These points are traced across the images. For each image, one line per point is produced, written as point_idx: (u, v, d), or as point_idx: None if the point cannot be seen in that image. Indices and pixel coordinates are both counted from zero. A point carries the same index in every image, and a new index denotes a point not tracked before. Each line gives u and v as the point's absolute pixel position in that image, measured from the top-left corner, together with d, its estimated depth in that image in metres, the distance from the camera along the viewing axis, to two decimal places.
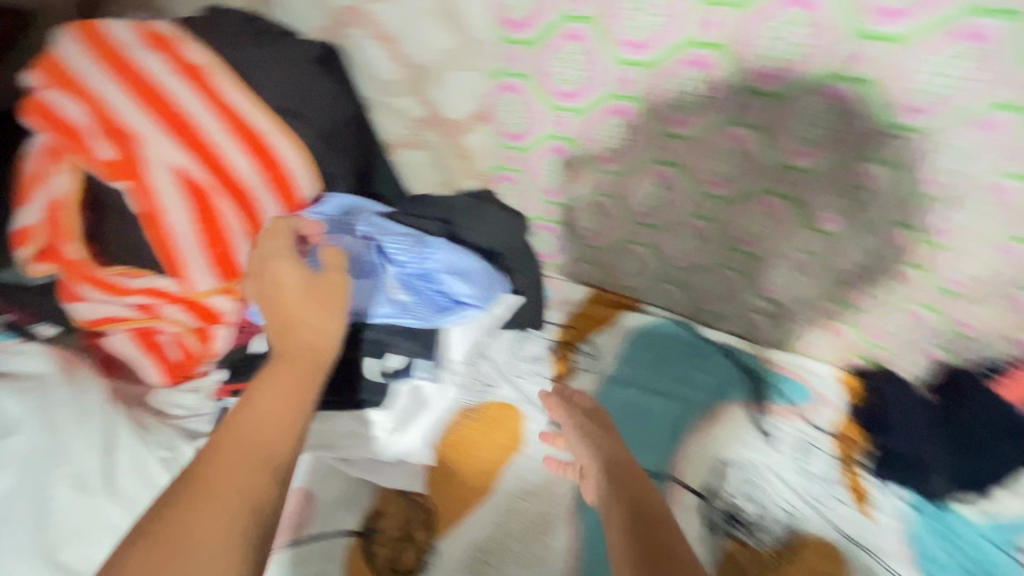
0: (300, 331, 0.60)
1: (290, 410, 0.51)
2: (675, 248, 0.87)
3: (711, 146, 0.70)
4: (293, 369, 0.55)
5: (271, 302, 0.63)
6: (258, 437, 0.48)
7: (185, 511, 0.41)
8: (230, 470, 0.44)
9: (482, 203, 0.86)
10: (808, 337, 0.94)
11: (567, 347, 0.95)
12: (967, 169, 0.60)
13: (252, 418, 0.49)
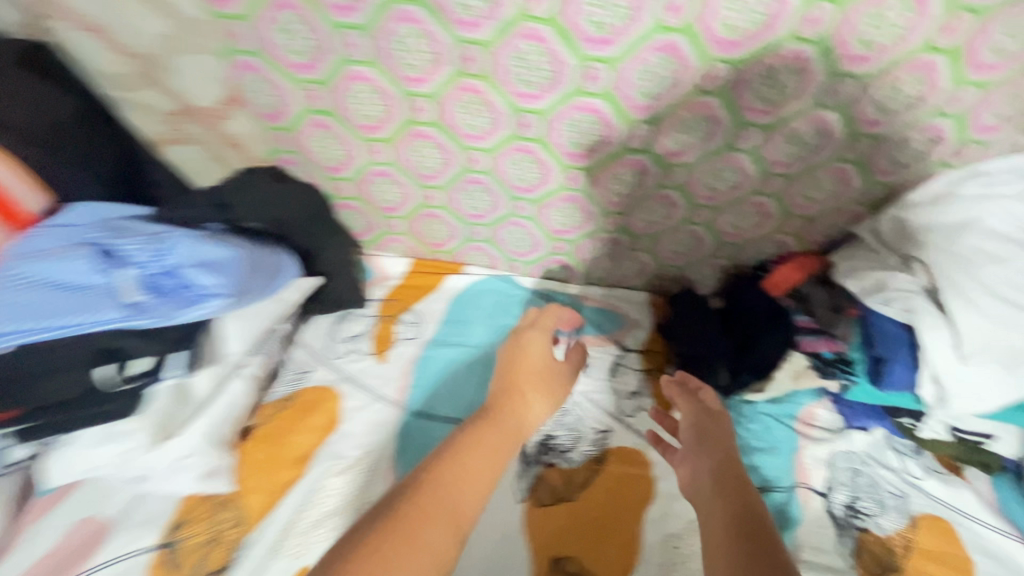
0: (523, 411, 0.66)
1: (488, 466, 0.58)
2: (466, 205, 0.91)
3: (454, 100, 0.74)
4: (499, 431, 0.62)
5: (501, 393, 0.68)
6: (451, 473, 0.55)
7: (402, 537, 0.48)
8: (428, 512, 0.51)
9: (247, 185, 0.82)
10: (612, 269, 1.02)
11: (390, 318, 0.97)
12: (667, 88, 0.68)
13: (479, 461, 0.57)
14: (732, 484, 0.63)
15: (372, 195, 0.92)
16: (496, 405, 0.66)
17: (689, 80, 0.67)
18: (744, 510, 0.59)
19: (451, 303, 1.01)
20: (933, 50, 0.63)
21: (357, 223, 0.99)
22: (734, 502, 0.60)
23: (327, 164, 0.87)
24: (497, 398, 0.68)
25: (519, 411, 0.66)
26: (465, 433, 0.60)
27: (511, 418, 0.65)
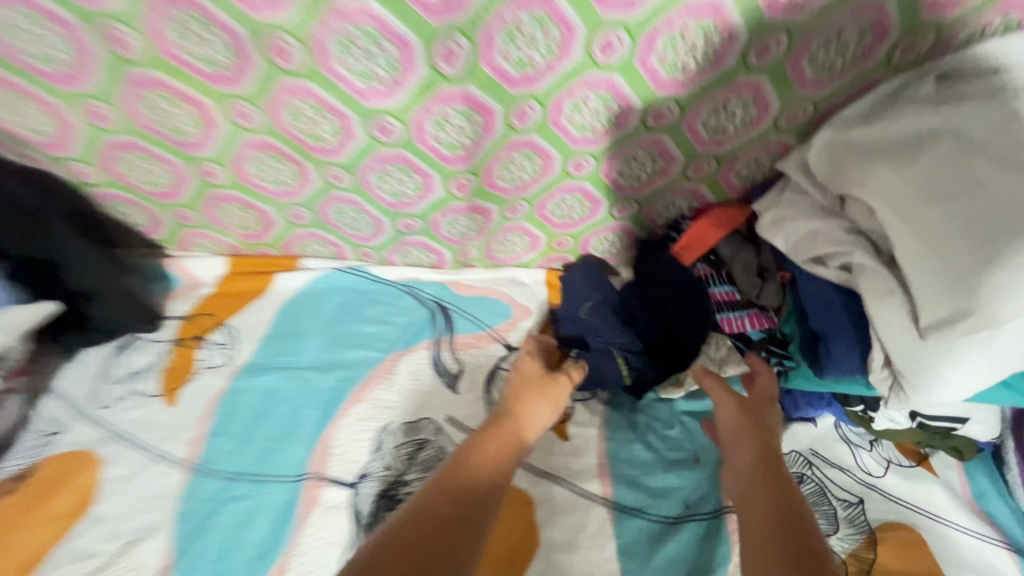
0: (525, 419, 0.63)
1: (494, 474, 0.56)
2: (265, 180, 0.67)
3: (160, 19, 0.48)
4: (502, 438, 0.60)
5: (512, 396, 0.66)
6: (472, 480, 0.53)
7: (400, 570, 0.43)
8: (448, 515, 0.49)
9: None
10: (488, 246, 0.79)
11: (192, 341, 0.73)
12: None
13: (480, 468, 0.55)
14: (777, 485, 0.54)
15: (130, 177, 0.66)
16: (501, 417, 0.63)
17: None
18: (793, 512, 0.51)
19: (280, 312, 0.77)
20: None
21: (136, 217, 0.73)
22: (784, 503, 0.52)
23: (38, 139, 0.60)
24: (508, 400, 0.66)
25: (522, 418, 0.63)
26: (471, 444, 0.58)
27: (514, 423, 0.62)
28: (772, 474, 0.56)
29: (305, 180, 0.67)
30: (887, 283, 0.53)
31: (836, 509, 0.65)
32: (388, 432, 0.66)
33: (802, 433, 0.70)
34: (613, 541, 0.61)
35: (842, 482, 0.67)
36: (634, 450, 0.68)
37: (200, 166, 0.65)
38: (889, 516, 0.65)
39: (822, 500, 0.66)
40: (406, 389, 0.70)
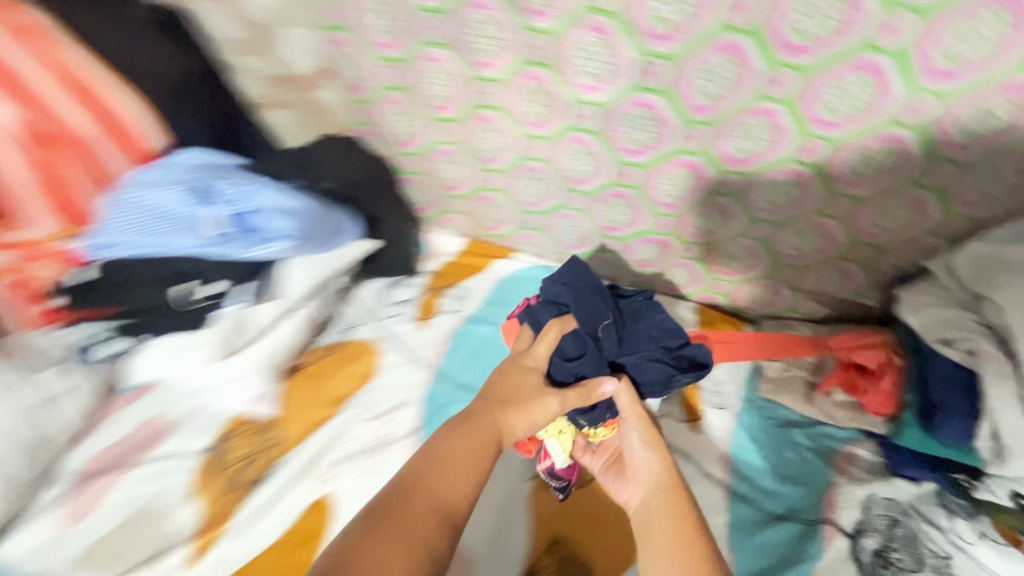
0: (503, 422, 0.64)
1: (469, 470, 0.58)
2: (520, 190, 0.94)
3: (520, 87, 0.77)
4: (483, 431, 0.61)
5: (497, 399, 0.67)
6: (433, 486, 0.54)
7: (373, 537, 0.47)
8: (420, 510, 0.51)
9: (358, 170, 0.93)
10: (659, 275, 1.00)
11: (435, 292, 1.01)
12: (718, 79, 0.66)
13: (453, 476, 0.56)
14: (673, 492, 0.67)
15: (435, 172, 0.98)
16: (477, 413, 0.64)
17: (744, 79, 0.65)
18: (680, 512, 0.64)
19: (496, 286, 1.04)
20: None
21: (419, 198, 1.05)
22: (671, 512, 0.64)
23: (397, 138, 0.93)
24: (476, 408, 0.65)
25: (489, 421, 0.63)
26: (442, 445, 0.59)
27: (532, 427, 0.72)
28: (668, 494, 0.67)
29: (549, 197, 0.93)
30: (1002, 369, 0.67)
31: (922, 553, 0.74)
32: None
33: (906, 486, 0.80)
34: (723, 516, 0.78)
35: (935, 538, 0.76)
36: (745, 455, 0.84)
37: (484, 174, 0.94)
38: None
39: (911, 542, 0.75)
40: None
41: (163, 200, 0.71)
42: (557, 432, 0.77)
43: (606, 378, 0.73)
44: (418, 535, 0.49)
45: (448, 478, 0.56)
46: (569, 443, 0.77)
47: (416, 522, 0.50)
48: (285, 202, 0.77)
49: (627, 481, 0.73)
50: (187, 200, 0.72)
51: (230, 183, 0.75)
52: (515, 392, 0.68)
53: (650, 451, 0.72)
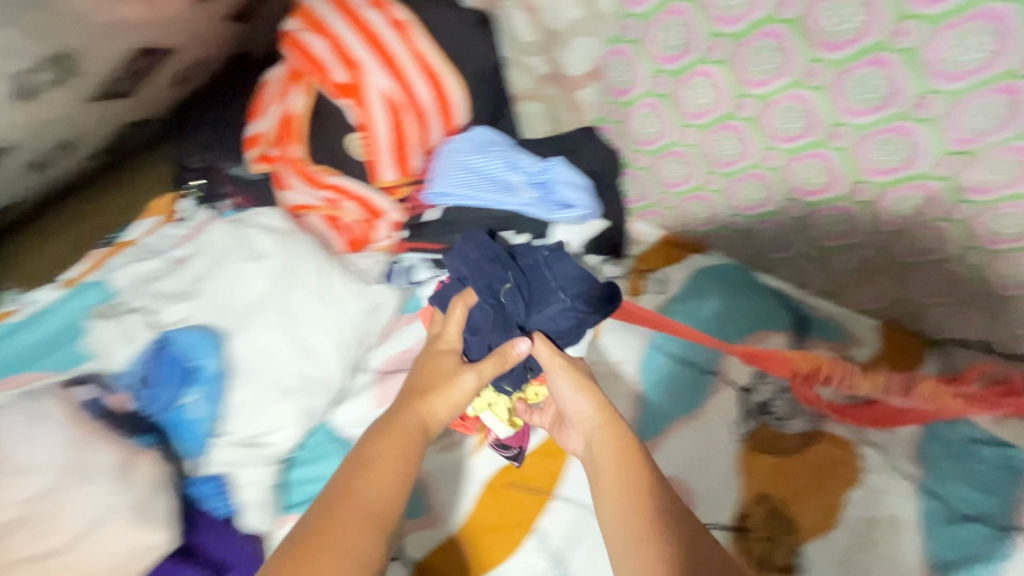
0: (425, 407, 0.69)
1: (396, 479, 0.60)
2: (739, 194, 1.07)
3: (780, 105, 0.89)
4: (410, 428, 0.65)
5: (418, 392, 0.70)
6: (373, 496, 0.57)
7: (312, 548, 0.50)
8: (346, 516, 0.54)
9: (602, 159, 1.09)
10: (853, 287, 1.08)
11: (639, 274, 1.15)
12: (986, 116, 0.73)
13: (374, 480, 0.59)
14: (621, 432, 0.66)
15: (661, 169, 1.12)
16: (400, 413, 0.68)
17: (1017, 116, 0.72)
18: (617, 460, 0.64)
19: (693, 274, 1.16)
20: None
21: (634, 190, 1.19)
22: (613, 455, 0.65)
23: (639, 137, 1.09)
24: (398, 405, 0.69)
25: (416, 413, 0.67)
26: (376, 445, 0.63)
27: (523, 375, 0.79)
28: (613, 434, 0.66)
29: (768, 203, 1.04)
30: None
31: None
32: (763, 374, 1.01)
33: None
34: (916, 505, 0.85)
35: None
36: (938, 458, 0.90)
37: (709, 176, 1.07)
38: None
39: None
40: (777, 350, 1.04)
41: (477, 163, 0.91)
42: (489, 406, 0.80)
43: (520, 339, 0.74)
44: (346, 535, 0.52)
45: (368, 481, 0.58)
46: (503, 412, 0.80)
47: (354, 525, 0.53)
48: (565, 175, 0.89)
49: (570, 429, 0.73)
50: (498, 166, 0.90)
51: (527, 158, 0.91)
52: (432, 378, 0.72)
53: (583, 394, 0.71)
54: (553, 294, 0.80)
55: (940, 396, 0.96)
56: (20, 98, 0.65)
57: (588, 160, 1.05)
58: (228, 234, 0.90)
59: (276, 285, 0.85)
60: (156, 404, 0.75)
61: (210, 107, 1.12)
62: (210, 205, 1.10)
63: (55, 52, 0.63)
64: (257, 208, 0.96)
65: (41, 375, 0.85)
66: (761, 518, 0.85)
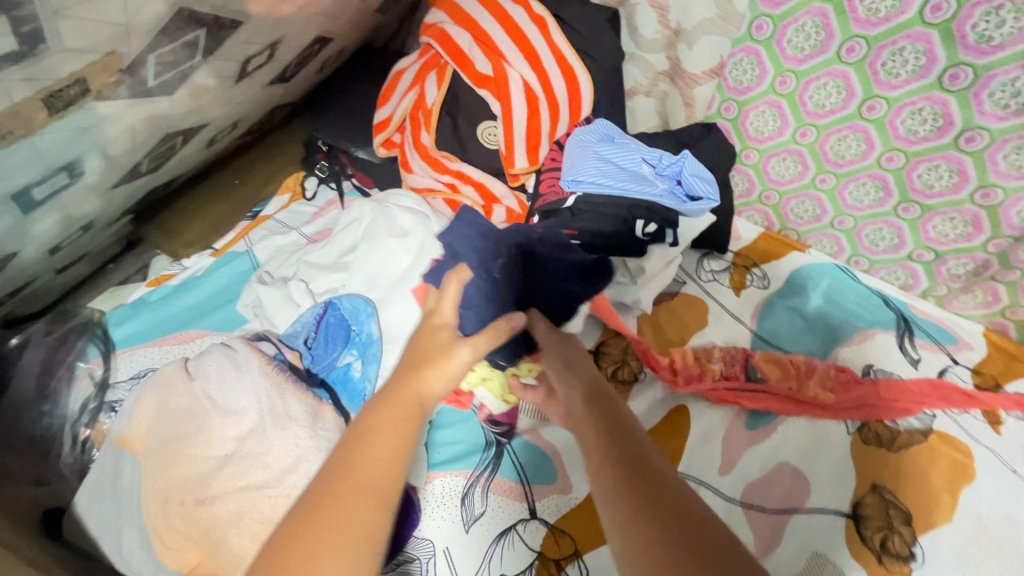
0: (421, 382, 0.61)
1: (396, 451, 0.54)
2: (850, 195, 1.08)
3: (912, 108, 0.91)
4: (402, 397, 0.59)
5: (414, 360, 0.63)
6: (364, 466, 0.51)
7: (316, 529, 0.46)
8: (351, 495, 0.48)
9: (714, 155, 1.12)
10: (956, 292, 1.12)
11: (742, 268, 1.18)
12: None
13: (376, 453, 0.53)
14: (610, 405, 0.65)
15: (771, 168, 1.14)
16: (391, 384, 0.61)
17: None
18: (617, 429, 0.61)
19: (794, 271, 1.18)
20: None
21: (737, 187, 1.22)
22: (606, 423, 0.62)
23: (752, 134, 1.11)
24: (393, 380, 0.62)
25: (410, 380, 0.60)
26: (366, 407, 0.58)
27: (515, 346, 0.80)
28: (610, 410, 0.64)
29: (881, 204, 1.06)
30: None
31: None
32: (871, 369, 1.02)
33: None
34: None
35: None
36: None
37: (821, 176, 1.09)
38: None
39: None
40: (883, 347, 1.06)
41: (608, 155, 0.94)
42: (482, 381, 0.86)
43: (513, 316, 0.73)
44: (344, 514, 0.47)
45: (375, 453, 0.52)
46: (495, 388, 0.86)
47: (348, 497, 0.48)
48: (697, 170, 0.92)
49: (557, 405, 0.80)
50: (629, 159, 0.93)
51: (654, 153, 0.95)
52: (426, 348, 0.65)
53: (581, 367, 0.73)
54: (571, 278, 0.82)
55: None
56: (234, 78, 0.73)
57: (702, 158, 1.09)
58: (373, 213, 0.98)
59: (419, 261, 0.91)
60: (321, 364, 0.83)
61: (339, 94, 1.20)
62: (335, 186, 1.18)
63: (270, 39, 0.71)
64: (394, 189, 1.03)
65: (205, 334, 0.93)
66: (878, 505, 0.85)
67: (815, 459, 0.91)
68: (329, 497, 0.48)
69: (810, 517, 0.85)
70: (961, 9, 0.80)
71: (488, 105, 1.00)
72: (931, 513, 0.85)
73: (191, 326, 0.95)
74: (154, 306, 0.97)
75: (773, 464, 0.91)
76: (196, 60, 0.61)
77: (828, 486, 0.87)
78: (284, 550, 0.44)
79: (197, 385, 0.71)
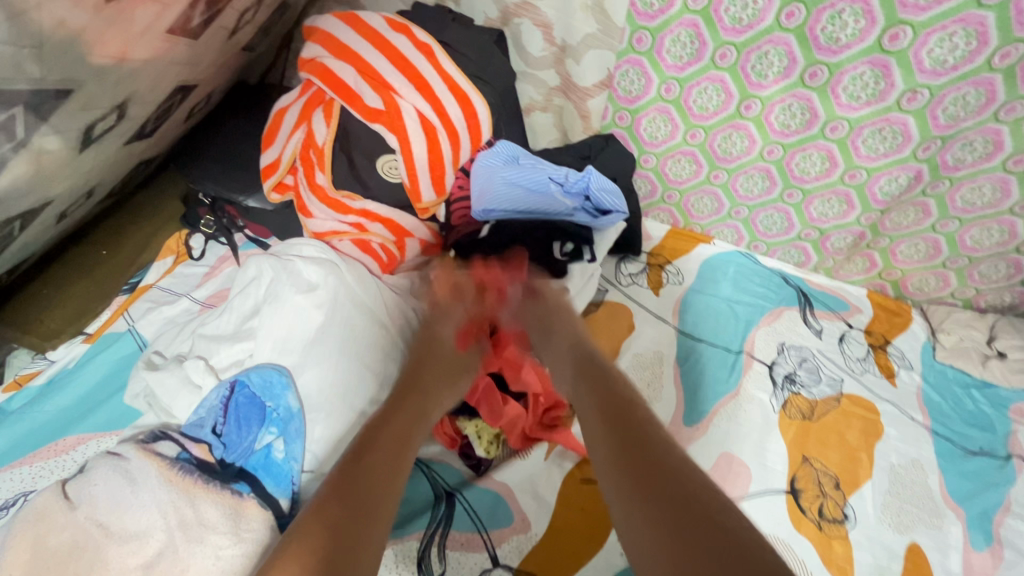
0: (429, 388, 0.74)
1: (401, 439, 0.64)
2: (741, 188, 1.16)
3: (783, 105, 0.98)
4: (417, 399, 0.71)
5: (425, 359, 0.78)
6: (381, 435, 0.63)
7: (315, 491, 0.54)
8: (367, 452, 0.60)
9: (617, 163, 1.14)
10: (841, 262, 1.22)
11: (657, 268, 1.21)
12: (960, 101, 0.87)
13: (383, 433, 0.64)
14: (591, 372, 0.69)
15: (669, 169, 1.19)
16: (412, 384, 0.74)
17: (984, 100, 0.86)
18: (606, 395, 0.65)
19: (702, 264, 1.23)
20: None
21: (642, 190, 1.26)
22: (620, 431, 0.58)
23: (647, 140, 1.15)
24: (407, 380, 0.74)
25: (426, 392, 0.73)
26: (373, 423, 0.65)
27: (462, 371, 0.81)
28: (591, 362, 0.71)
29: (768, 193, 1.14)
30: None
31: None
32: (785, 346, 1.09)
33: None
34: (930, 447, 0.98)
35: None
36: (937, 405, 1.05)
37: (714, 174, 1.16)
38: None
39: None
40: (794, 325, 1.13)
41: (512, 180, 0.92)
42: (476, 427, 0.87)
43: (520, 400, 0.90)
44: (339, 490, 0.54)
45: (387, 431, 0.64)
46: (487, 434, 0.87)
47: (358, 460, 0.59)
48: (603, 188, 0.93)
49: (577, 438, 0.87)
50: (533, 183, 0.92)
51: (559, 171, 0.93)
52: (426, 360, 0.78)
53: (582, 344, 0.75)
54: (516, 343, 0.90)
55: (923, 352, 1.14)
56: (73, 148, 0.62)
57: (602, 166, 1.12)
58: (273, 269, 0.88)
59: (332, 316, 0.84)
60: (235, 451, 0.73)
61: (213, 141, 1.08)
62: (225, 240, 1.07)
63: (118, 99, 0.62)
64: (295, 239, 0.95)
65: (89, 438, 0.81)
66: (809, 479, 0.92)
67: (754, 443, 0.95)
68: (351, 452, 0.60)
69: (758, 501, 0.89)
70: (810, 13, 0.86)
71: (384, 138, 0.94)
72: (855, 472, 0.93)
73: (70, 431, 0.82)
74: (19, 413, 0.83)
75: (718, 454, 0.94)
76: (25, 135, 0.50)
77: (768, 468, 0.92)
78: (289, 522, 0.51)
79: (80, 513, 0.63)
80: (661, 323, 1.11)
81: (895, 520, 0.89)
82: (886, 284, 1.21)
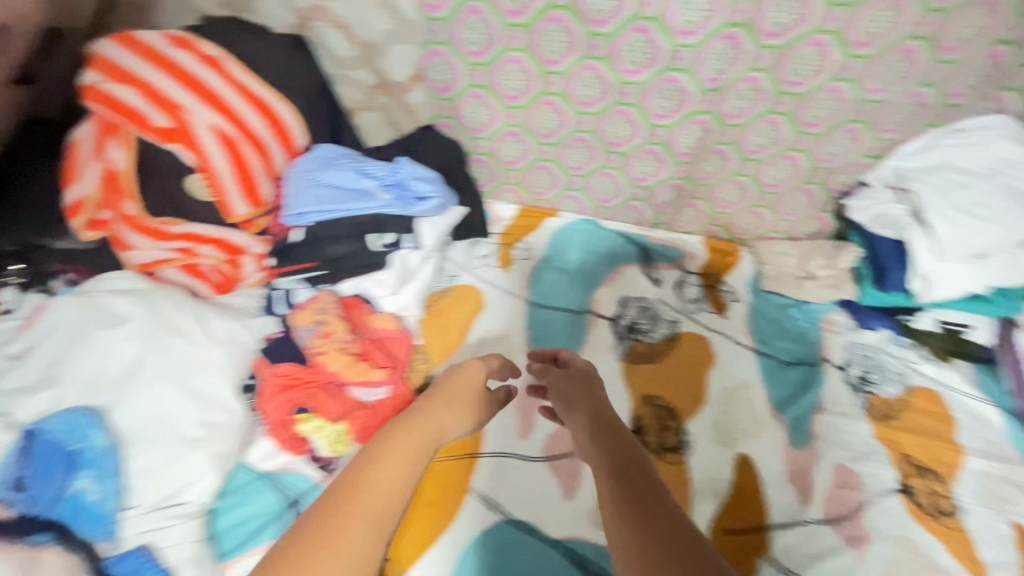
0: (445, 418, 0.71)
1: (407, 467, 0.62)
2: (569, 159, 1.22)
3: (579, 77, 1.05)
4: (429, 422, 0.69)
5: (444, 387, 0.76)
6: (396, 465, 0.61)
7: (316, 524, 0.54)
8: (371, 479, 0.59)
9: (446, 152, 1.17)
10: (673, 216, 1.32)
11: (508, 246, 1.26)
12: (717, 53, 0.97)
13: (388, 458, 0.62)
14: (605, 430, 0.69)
15: (501, 151, 1.24)
16: (429, 408, 0.71)
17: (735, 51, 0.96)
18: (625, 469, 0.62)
19: (549, 237, 1.30)
20: (914, 39, 0.91)
21: (483, 175, 1.30)
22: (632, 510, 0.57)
23: (472, 126, 1.19)
24: (426, 406, 0.72)
25: (440, 418, 0.70)
26: (382, 442, 0.64)
27: (495, 407, 0.83)
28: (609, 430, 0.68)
29: (593, 161, 1.21)
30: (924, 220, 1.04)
31: (880, 358, 1.12)
32: (627, 298, 1.17)
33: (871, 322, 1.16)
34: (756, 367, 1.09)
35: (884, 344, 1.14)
36: (762, 328, 1.16)
37: (541, 150, 1.21)
38: (915, 370, 1.10)
39: (874, 354, 1.13)
40: (635, 279, 1.21)
41: (326, 179, 0.94)
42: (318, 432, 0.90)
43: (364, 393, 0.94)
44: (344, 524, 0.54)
45: (395, 454, 0.62)
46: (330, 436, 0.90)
47: (366, 487, 0.58)
48: (419, 174, 0.98)
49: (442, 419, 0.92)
50: (348, 178, 0.95)
51: (374, 164, 0.97)
52: (453, 391, 0.76)
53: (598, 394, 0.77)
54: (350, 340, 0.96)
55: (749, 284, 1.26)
56: None
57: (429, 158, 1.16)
58: (74, 308, 0.81)
59: (148, 346, 0.81)
60: (38, 503, 0.72)
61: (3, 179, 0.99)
62: (40, 287, 0.99)
63: None
64: (103, 276, 0.91)
65: None
66: (650, 416, 1.01)
67: None
68: (353, 479, 0.59)
69: None
70: None
71: (183, 159, 0.92)
72: (689, 402, 1.03)
73: None
74: None
75: None
76: None
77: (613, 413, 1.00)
78: (282, 550, 0.52)
79: None
80: (513, 297, 1.16)
81: (725, 436, 0.99)
82: (715, 229, 1.32)
